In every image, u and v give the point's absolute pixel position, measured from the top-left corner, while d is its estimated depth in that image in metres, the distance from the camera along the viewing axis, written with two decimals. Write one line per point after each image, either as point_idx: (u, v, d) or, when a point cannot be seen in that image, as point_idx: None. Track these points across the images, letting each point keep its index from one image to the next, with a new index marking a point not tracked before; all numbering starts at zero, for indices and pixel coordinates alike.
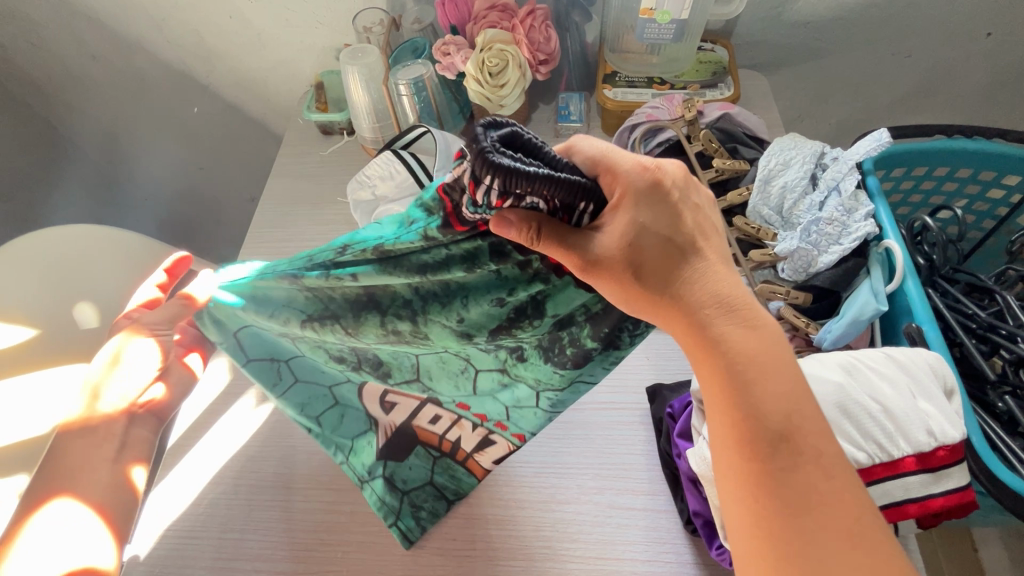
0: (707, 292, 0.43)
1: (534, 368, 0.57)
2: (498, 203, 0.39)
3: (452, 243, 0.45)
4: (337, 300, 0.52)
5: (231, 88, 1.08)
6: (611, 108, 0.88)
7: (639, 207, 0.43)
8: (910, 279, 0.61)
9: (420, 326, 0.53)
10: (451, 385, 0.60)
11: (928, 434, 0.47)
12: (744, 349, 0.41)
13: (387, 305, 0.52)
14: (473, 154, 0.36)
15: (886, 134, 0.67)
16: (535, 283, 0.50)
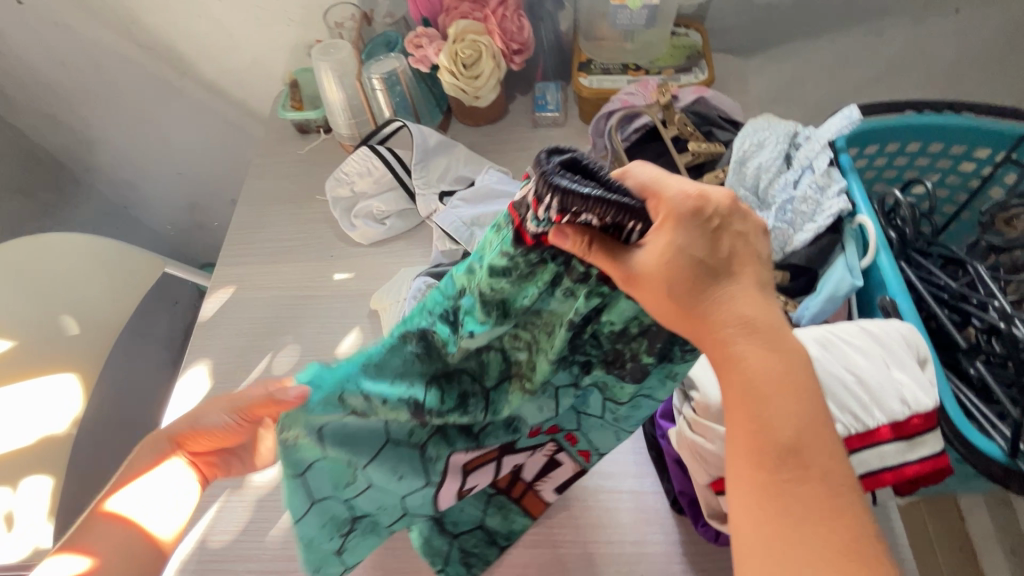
0: (733, 313, 0.39)
1: (599, 379, 0.50)
2: (557, 219, 0.37)
3: (527, 266, 0.42)
4: (450, 362, 0.47)
5: (205, 90, 1.07)
6: (587, 96, 0.88)
7: (675, 227, 0.39)
8: (883, 253, 0.61)
9: (534, 356, 0.48)
10: (534, 410, 0.52)
11: (902, 403, 0.48)
12: (764, 369, 0.37)
13: (505, 345, 0.48)
14: (538, 176, 0.37)
15: (856, 111, 0.67)
16: (593, 298, 0.43)
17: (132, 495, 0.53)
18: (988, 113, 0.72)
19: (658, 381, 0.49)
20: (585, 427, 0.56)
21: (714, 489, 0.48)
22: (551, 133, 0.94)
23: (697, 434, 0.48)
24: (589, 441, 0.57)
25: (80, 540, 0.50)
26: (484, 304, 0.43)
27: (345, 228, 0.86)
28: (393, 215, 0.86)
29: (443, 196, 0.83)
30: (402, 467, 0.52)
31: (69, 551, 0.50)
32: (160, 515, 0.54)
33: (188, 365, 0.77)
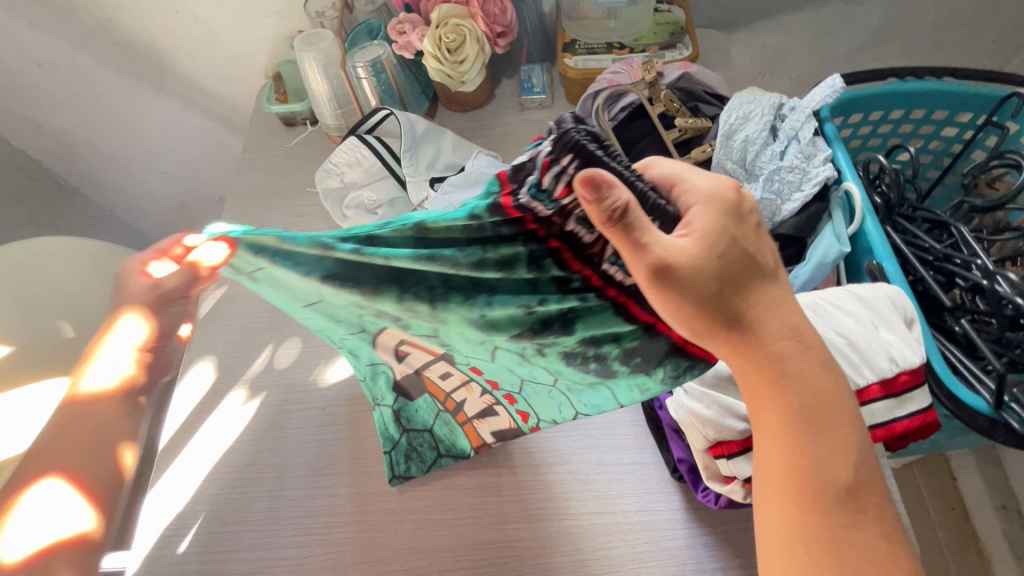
0: (788, 330, 0.40)
1: (553, 362, 0.52)
2: (562, 192, 0.38)
3: (489, 246, 0.44)
4: (364, 281, 0.45)
5: (186, 85, 1.05)
6: (573, 77, 0.88)
7: (731, 239, 0.39)
8: (869, 219, 0.63)
9: (439, 310, 0.47)
10: (469, 349, 0.52)
11: (890, 361, 0.49)
12: (814, 386, 0.40)
13: (408, 282, 0.46)
14: (561, 135, 0.37)
15: (839, 80, 0.68)
16: (570, 299, 0.46)
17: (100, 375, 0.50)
18: (969, 77, 0.73)
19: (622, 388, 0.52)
20: (524, 394, 0.58)
21: (712, 454, 0.49)
22: (538, 115, 0.94)
23: (693, 400, 0.50)
24: (531, 408, 0.60)
25: (46, 460, 0.47)
26: (416, 236, 0.44)
27: (338, 219, 0.86)
28: (384, 204, 0.86)
29: (434, 182, 0.83)
30: (336, 319, 0.53)
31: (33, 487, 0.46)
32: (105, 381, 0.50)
33: (191, 363, 0.76)
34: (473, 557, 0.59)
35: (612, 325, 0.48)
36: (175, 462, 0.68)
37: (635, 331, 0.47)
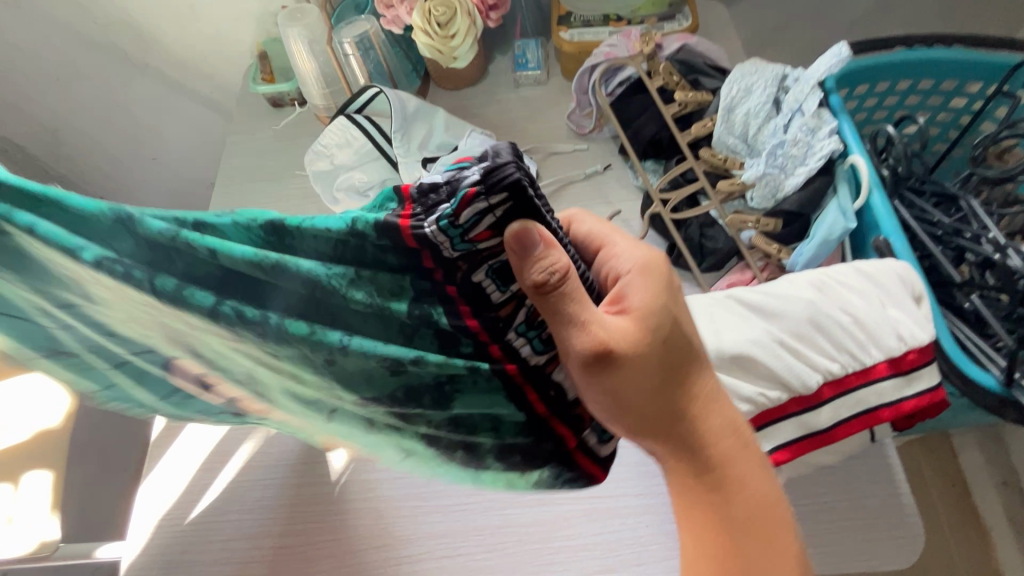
0: (726, 429, 0.43)
1: (410, 428, 0.53)
2: (480, 231, 0.35)
3: (360, 276, 0.41)
4: (177, 263, 0.40)
5: (170, 65, 1.02)
6: (569, 51, 0.85)
7: (672, 335, 0.42)
8: (876, 193, 0.61)
9: (267, 334, 0.44)
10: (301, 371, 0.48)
11: (898, 339, 0.48)
12: (746, 481, 0.42)
13: (236, 289, 0.42)
14: (498, 167, 0.34)
15: (846, 49, 0.65)
16: (452, 364, 0.45)
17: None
18: (979, 45, 0.70)
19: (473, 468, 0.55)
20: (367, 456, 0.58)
21: None
22: (533, 93, 0.91)
23: None
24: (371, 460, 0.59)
25: None
26: (270, 242, 0.40)
27: (329, 203, 0.83)
28: (376, 186, 0.83)
29: (427, 162, 0.80)
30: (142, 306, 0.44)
31: None
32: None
33: None
34: (473, 545, 0.57)
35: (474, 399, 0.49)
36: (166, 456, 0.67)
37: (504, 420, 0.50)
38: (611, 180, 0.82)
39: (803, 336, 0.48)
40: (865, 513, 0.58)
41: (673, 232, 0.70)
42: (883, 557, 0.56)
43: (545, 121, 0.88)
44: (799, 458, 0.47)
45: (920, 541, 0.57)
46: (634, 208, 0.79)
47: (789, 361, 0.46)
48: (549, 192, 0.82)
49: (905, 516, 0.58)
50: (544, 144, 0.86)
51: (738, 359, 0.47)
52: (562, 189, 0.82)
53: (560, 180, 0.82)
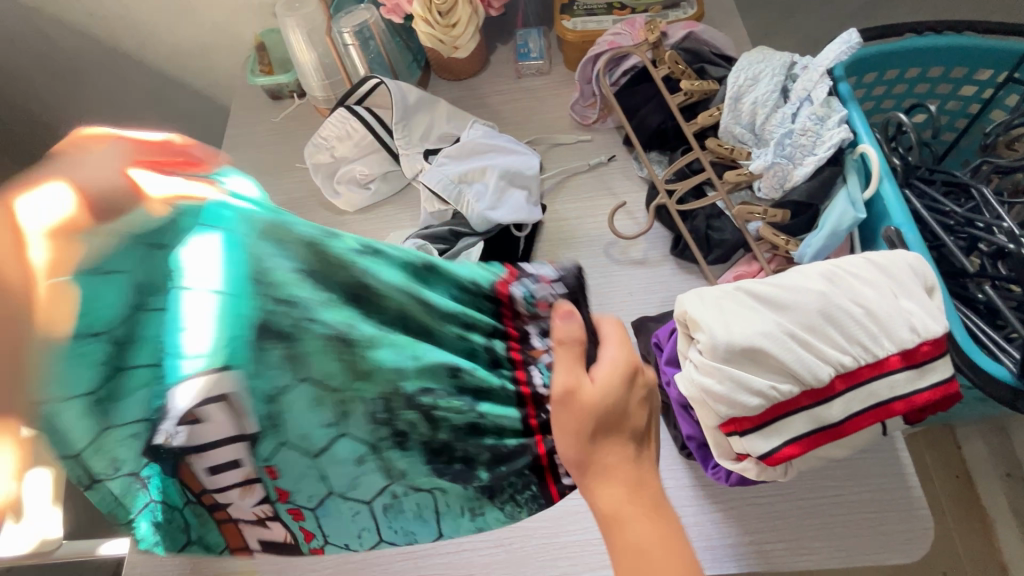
0: (630, 487, 0.38)
1: (405, 462, 0.42)
2: (541, 305, 0.53)
3: (473, 301, 0.49)
4: (332, 269, 0.39)
5: (166, 58, 1.00)
6: (572, 40, 0.84)
7: (601, 388, 0.40)
8: (886, 182, 0.60)
9: (379, 334, 0.40)
10: (342, 416, 0.38)
11: (911, 330, 0.47)
12: (639, 546, 0.36)
13: (375, 297, 0.41)
14: (569, 276, 0.57)
15: (856, 35, 0.64)
16: (496, 374, 0.48)
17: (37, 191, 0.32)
18: (990, 31, 0.69)
19: (459, 497, 0.46)
20: (323, 519, 0.43)
21: (724, 430, 0.48)
22: (535, 83, 0.90)
23: (704, 375, 0.47)
24: (320, 528, 0.44)
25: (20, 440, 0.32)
26: (420, 267, 0.46)
27: (330, 195, 0.83)
28: (377, 178, 0.82)
29: (428, 154, 0.79)
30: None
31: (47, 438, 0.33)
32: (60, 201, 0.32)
33: None
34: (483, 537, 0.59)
35: (504, 416, 0.46)
36: None
37: (513, 440, 0.47)
38: (616, 171, 0.81)
39: (815, 328, 0.47)
40: (873, 504, 0.58)
41: (679, 223, 0.69)
42: (892, 549, 0.56)
43: (548, 112, 0.87)
44: (810, 452, 0.46)
45: (929, 533, 0.56)
46: (639, 200, 0.78)
47: (801, 354, 0.46)
48: (554, 184, 0.81)
49: (913, 508, 0.58)
50: (548, 135, 0.85)
51: (749, 353, 0.46)
52: (567, 181, 0.81)
53: (564, 171, 0.81)
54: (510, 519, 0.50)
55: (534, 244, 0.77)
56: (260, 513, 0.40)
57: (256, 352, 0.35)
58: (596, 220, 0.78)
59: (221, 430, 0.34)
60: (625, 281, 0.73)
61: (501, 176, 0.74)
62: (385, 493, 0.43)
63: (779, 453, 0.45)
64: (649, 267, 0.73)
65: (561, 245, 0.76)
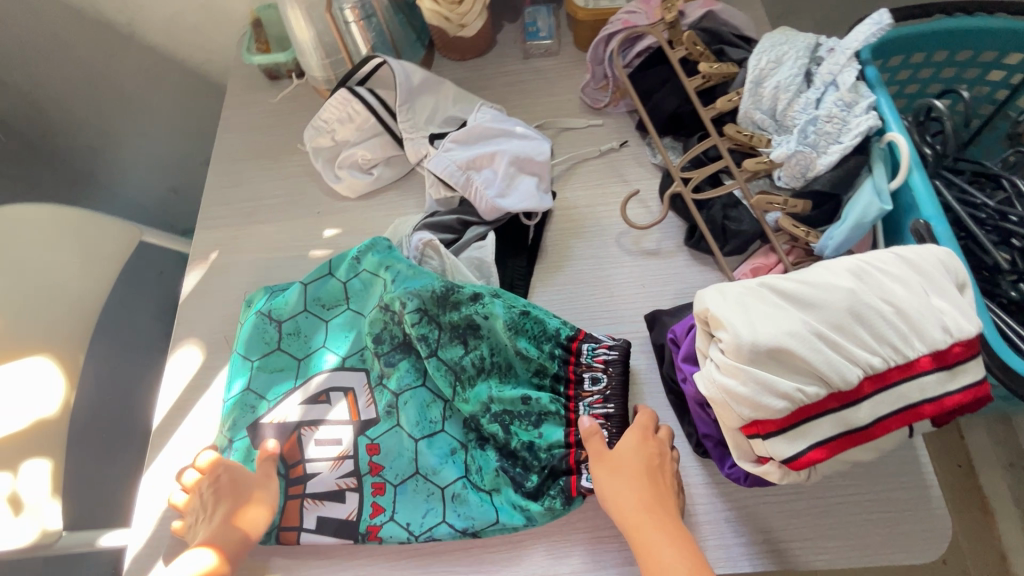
0: (655, 504, 0.49)
1: (482, 460, 0.59)
2: (597, 361, 0.61)
3: (550, 347, 0.62)
4: (445, 320, 0.62)
5: (158, 35, 0.96)
6: (583, 18, 0.80)
7: (629, 441, 0.54)
8: (915, 172, 0.57)
9: (477, 360, 0.61)
10: (446, 416, 0.61)
11: (944, 331, 0.45)
12: (662, 544, 0.46)
13: (475, 336, 0.62)
14: (622, 343, 0.61)
15: (887, 16, 0.61)
16: (554, 404, 0.60)
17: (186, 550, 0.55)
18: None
19: (511, 497, 0.57)
20: (397, 496, 0.59)
21: (746, 433, 0.46)
22: (544, 64, 0.86)
23: (726, 376, 0.45)
24: (392, 505, 0.58)
25: None
26: (506, 325, 0.61)
27: (330, 180, 0.80)
28: (380, 163, 0.80)
29: (433, 138, 0.76)
30: (352, 333, 0.67)
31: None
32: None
33: (177, 346, 0.74)
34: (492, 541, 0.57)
35: (553, 437, 0.58)
36: (164, 449, 0.68)
37: (559, 453, 0.58)
38: (627, 158, 0.78)
39: (842, 328, 0.45)
40: (890, 503, 0.57)
41: (695, 213, 0.67)
42: (907, 549, 0.55)
43: (557, 95, 0.84)
44: (835, 456, 0.45)
45: (947, 532, 0.55)
46: (653, 188, 0.75)
47: (827, 354, 0.44)
48: (563, 170, 0.79)
49: (931, 507, 0.56)
50: (557, 118, 0.82)
51: (774, 352, 0.44)
52: (577, 167, 0.78)
53: (574, 157, 0.78)
54: (551, 514, 0.55)
55: (543, 233, 0.74)
56: (343, 487, 0.59)
57: (392, 354, 0.64)
58: (608, 209, 0.75)
59: (343, 412, 0.63)
60: (636, 272, 0.71)
61: (510, 162, 0.71)
62: (461, 480, 0.58)
63: (804, 457, 0.44)
64: (661, 258, 0.71)
65: (571, 234, 0.74)
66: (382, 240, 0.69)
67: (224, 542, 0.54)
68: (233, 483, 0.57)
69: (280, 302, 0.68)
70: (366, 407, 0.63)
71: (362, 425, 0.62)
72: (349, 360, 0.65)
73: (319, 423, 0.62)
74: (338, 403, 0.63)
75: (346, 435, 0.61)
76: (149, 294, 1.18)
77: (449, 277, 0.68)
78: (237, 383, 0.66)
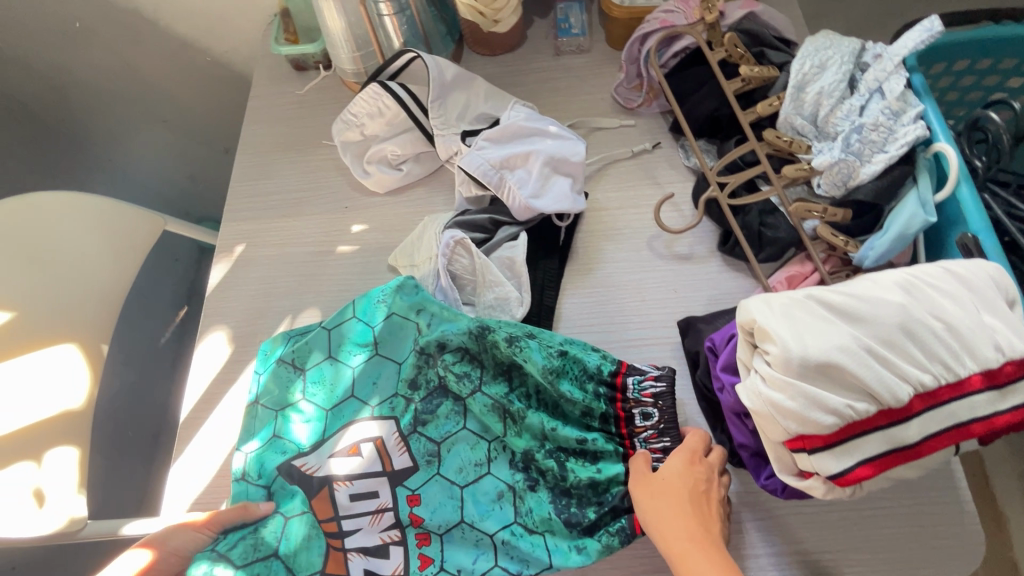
0: (693, 525, 0.51)
1: (534, 502, 0.58)
2: (646, 393, 0.61)
3: (595, 388, 0.62)
4: (488, 362, 0.63)
5: (183, 22, 0.94)
6: (618, 16, 0.79)
7: (674, 462, 0.56)
8: (964, 185, 0.56)
9: (524, 402, 0.62)
10: (491, 460, 0.60)
11: (996, 349, 0.44)
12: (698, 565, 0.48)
13: (520, 378, 0.63)
14: (667, 370, 0.61)
15: (938, 22, 0.59)
16: (611, 441, 0.61)
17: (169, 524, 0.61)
18: None
19: (565, 536, 0.57)
20: (444, 546, 0.58)
21: (790, 447, 0.46)
22: (575, 61, 0.85)
23: (773, 390, 0.45)
24: (439, 554, 0.57)
25: None
26: (547, 368, 0.61)
27: (358, 175, 0.79)
28: (409, 159, 0.79)
29: (465, 136, 0.75)
30: (381, 379, 0.65)
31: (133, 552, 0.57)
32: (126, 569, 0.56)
33: (206, 333, 0.74)
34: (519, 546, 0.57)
35: (611, 472, 0.59)
36: (191, 441, 0.68)
37: (620, 490, 0.59)
38: (659, 160, 0.77)
39: (893, 343, 0.44)
40: (923, 518, 0.56)
41: (731, 218, 0.66)
42: (939, 565, 0.55)
43: (589, 93, 0.82)
44: (881, 473, 0.45)
45: (981, 549, 0.55)
46: (686, 192, 0.74)
47: (878, 370, 0.43)
48: (594, 171, 0.78)
49: (964, 523, 0.56)
50: (588, 117, 0.81)
51: (825, 367, 0.43)
52: (608, 168, 0.78)
53: (604, 157, 0.77)
54: (608, 551, 0.55)
55: (574, 235, 0.73)
56: (387, 540, 0.58)
57: (429, 398, 0.63)
58: (640, 212, 0.74)
59: (375, 466, 0.60)
60: (668, 277, 0.70)
61: (545, 163, 0.70)
62: (508, 528, 0.57)
63: (851, 474, 0.43)
64: (694, 265, 0.70)
65: (602, 237, 0.73)
66: (407, 280, 0.67)
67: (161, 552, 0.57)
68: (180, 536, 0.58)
69: (289, 351, 0.67)
70: (398, 454, 0.61)
71: (399, 476, 0.60)
72: (376, 405, 0.63)
73: (355, 479, 0.60)
74: (369, 454, 0.61)
75: (382, 488, 0.60)
76: (165, 283, 1.18)
77: (479, 277, 0.67)
78: (263, 436, 0.64)
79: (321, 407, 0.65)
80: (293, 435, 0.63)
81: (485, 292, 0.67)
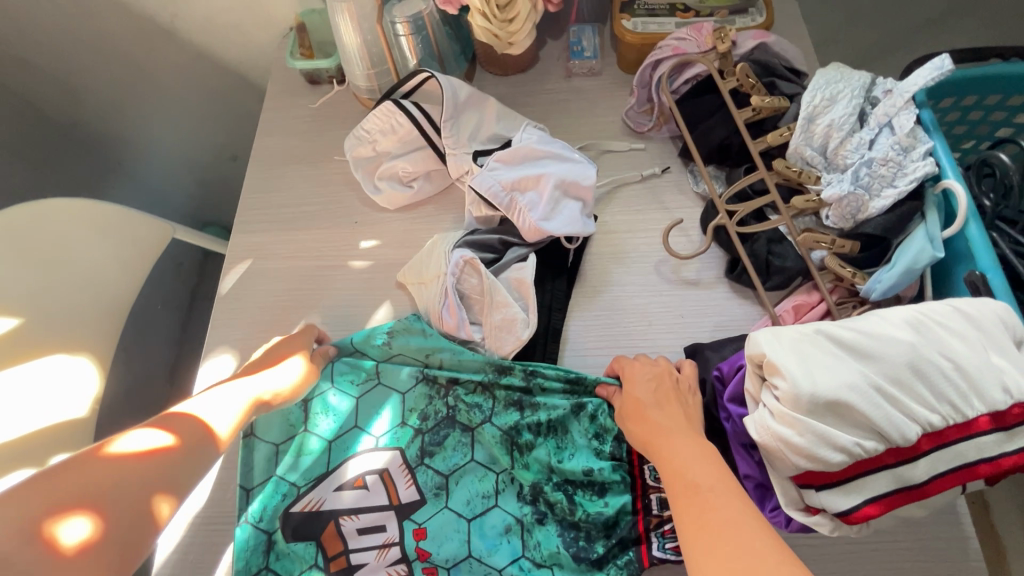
0: (668, 411, 0.55)
1: (542, 536, 0.59)
2: None
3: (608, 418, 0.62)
4: (499, 394, 0.64)
5: (199, 33, 0.95)
6: (631, 41, 0.80)
7: (632, 369, 0.60)
8: (972, 222, 0.57)
9: (532, 436, 0.62)
10: (500, 492, 0.61)
11: (1004, 391, 0.45)
12: (679, 436, 0.52)
13: (530, 407, 0.63)
14: None
15: (949, 61, 0.60)
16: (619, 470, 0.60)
17: (205, 401, 0.52)
18: None
19: (573, 569, 0.57)
20: None
21: (797, 482, 0.46)
22: (587, 84, 0.86)
23: (782, 425, 0.45)
24: None
25: (168, 478, 0.43)
26: None
27: (369, 191, 0.80)
28: (420, 176, 0.79)
29: (477, 156, 0.75)
30: (385, 409, 0.65)
31: (145, 429, 0.46)
32: (140, 439, 0.45)
33: (213, 347, 0.74)
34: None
35: (618, 504, 0.59)
36: None
37: (628, 522, 0.59)
38: (669, 184, 0.78)
39: (901, 382, 0.45)
40: (926, 554, 0.56)
41: (738, 246, 0.66)
42: None
43: (599, 115, 0.83)
44: (888, 511, 0.45)
45: None
46: (694, 217, 0.75)
47: (888, 410, 0.43)
48: (603, 193, 0.78)
49: (968, 561, 0.55)
50: (599, 140, 0.81)
51: (834, 406, 0.44)
52: (618, 191, 0.78)
53: (614, 180, 0.78)
54: None
55: (582, 257, 0.74)
56: (392, 575, 0.58)
57: (437, 427, 0.64)
58: (648, 235, 0.74)
59: (381, 497, 0.60)
60: (675, 302, 0.70)
61: (556, 186, 0.70)
62: (517, 562, 0.58)
63: (859, 512, 0.44)
64: (702, 291, 0.71)
65: (611, 260, 0.74)
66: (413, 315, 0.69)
67: (181, 431, 0.47)
68: (190, 423, 0.49)
69: None
70: (405, 487, 0.61)
71: (405, 510, 0.60)
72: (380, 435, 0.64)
73: (361, 510, 0.60)
74: (373, 485, 0.61)
75: (388, 521, 0.59)
76: (169, 289, 1.18)
77: (487, 297, 0.67)
78: (263, 469, 0.63)
79: (324, 437, 0.64)
80: (296, 464, 0.63)
81: (491, 313, 0.67)
